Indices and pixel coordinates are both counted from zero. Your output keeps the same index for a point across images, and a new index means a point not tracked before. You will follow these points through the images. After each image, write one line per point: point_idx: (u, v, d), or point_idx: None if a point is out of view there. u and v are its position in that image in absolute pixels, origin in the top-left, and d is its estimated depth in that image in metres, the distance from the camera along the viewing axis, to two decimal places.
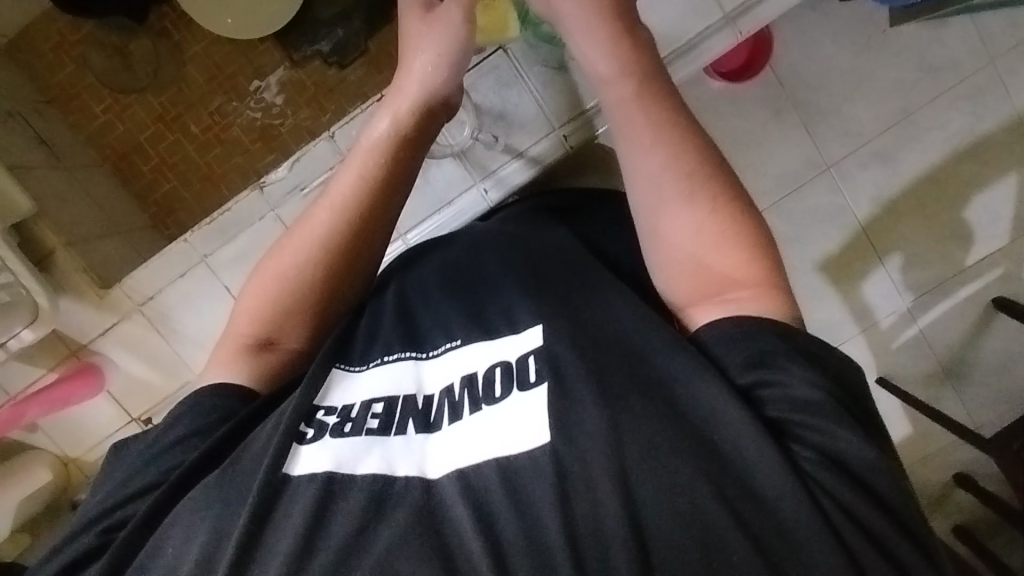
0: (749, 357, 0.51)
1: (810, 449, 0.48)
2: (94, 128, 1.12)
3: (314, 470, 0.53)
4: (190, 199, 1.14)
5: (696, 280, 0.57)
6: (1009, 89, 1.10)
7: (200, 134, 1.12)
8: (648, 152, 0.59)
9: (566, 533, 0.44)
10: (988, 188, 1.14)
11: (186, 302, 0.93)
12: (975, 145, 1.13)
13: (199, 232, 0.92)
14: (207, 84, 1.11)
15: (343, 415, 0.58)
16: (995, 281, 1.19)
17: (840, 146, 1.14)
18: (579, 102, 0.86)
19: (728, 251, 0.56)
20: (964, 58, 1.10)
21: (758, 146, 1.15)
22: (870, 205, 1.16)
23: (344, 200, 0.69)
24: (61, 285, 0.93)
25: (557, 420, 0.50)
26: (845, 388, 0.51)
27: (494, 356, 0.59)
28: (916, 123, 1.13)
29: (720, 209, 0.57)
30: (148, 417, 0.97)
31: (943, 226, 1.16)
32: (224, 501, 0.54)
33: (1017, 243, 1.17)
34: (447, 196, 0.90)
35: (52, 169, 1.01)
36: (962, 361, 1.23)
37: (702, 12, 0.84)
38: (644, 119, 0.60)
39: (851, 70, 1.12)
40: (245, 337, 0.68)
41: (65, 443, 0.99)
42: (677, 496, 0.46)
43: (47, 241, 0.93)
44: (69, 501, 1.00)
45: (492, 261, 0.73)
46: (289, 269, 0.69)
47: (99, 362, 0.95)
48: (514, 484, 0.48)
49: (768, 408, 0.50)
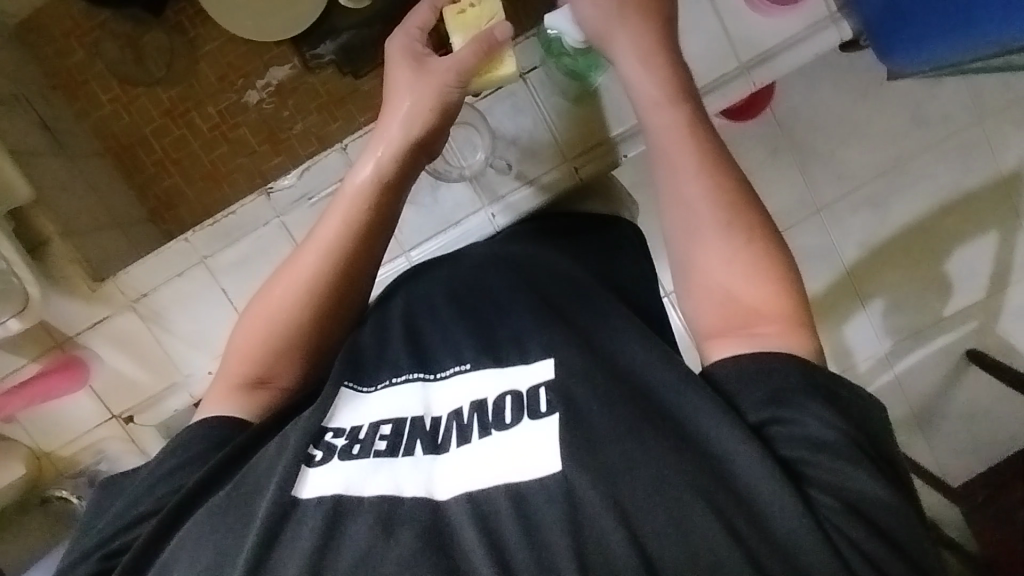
0: (763, 397, 0.51)
1: (825, 493, 0.47)
2: (97, 117, 1.10)
3: (323, 493, 0.52)
4: (191, 197, 1.12)
5: (725, 313, 0.56)
6: (994, 150, 1.15)
7: (207, 132, 1.11)
8: (687, 179, 0.59)
9: (573, 547, 0.45)
10: (968, 243, 1.19)
11: (181, 303, 0.92)
12: (959, 201, 1.17)
13: (201, 232, 0.91)
14: (218, 82, 1.11)
15: (351, 438, 0.58)
16: (970, 334, 1.23)
17: (835, 189, 1.16)
18: (593, 135, 0.88)
19: (752, 286, 0.55)
20: (955, 117, 1.15)
21: (754, 183, 1.16)
22: (857, 249, 1.19)
23: (332, 245, 0.68)
24: (53, 275, 0.91)
25: (571, 448, 0.51)
26: (864, 429, 0.50)
27: (504, 384, 0.60)
28: (907, 174, 1.16)
29: (755, 241, 0.57)
30: (129, 416, 0.95)
31: (925, 275, 1.20)
32: (226, 528, 0.53)
33: (992, 297, 1.21)
34: (455, 218, 0.90)
35: (53, 157, 1.00)
36: (934, 409, 1.25)
37: (719, 59, 0.86)
38: (689, 153, 0.60)
39: (847, 118, 1.15)
40: (236, 375, 0.68)
41: (39, 435, 0.95)
42: (690, 534, 0.46)
43: (43, 229, 0.92)
44: (39, 496, 0.97)
45: (501, 287, 0.74)
46: (275, 311, 0.69)
47: (85, 356, 0.93)
48: (527, 510, 0.48)
49: (783, 447, 0.49)
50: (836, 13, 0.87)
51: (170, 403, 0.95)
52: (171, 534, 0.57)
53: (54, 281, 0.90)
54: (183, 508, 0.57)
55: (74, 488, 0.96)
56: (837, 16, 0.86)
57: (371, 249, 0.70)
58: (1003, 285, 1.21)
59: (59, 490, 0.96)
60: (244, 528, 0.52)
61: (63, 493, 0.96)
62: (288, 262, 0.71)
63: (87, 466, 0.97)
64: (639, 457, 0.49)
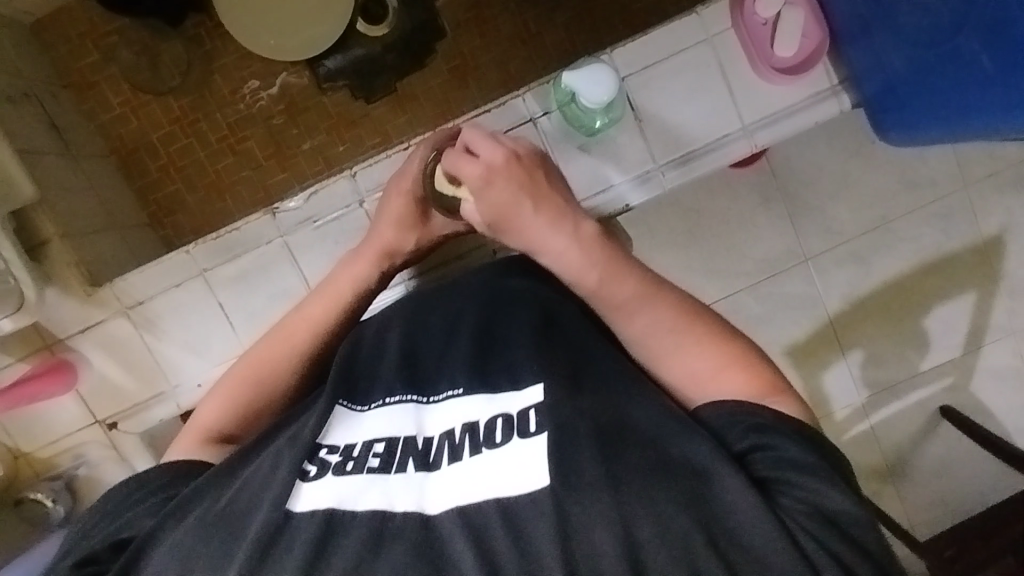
0: (742, 431, 0.57)
1: (797, 503, 0.52)
2: (107, 119, 1.11)
3: (315, 507, 0.55)
4: (192, 205, 1.13)
5: (698, 381, 0.63)
6: (977, 215, 1.20)
7: (215, 143, 1.12)
8: (642, 310, 0.65)
9: (562, 556, 0.48)
10: (948, 302, 1.23)
11: (176, 313, 0.92)
12: (940, 261, 1.21)
13: (203, 245, 0.91)
14: (229, 96, 1.11)
15: (345, 455, 0.60)
16: (944, 390, 1.26)
17: (821, 242, 1.19)
18: (598, 181, 0.90)
19: (734, 373, 0.61)
20: (942, 181, 1.19)
21: (745, 230, 1.18)
22: (841, 300, 1.22)
23: (317, 324, 0.78)
24: (51, 277, 0.91)
25: (558, 463, 0.53)
26: (835, 462, 0.55)
27: (495, 406, 0.61)
28: (893, 233, 1.20)
29: (722, 342, 0.64)
30: (113, 423, 0.95)
31: (904, 330, 1.24)
32: (225, 539, 0.57)
33: (967, 356, 1.25)
34: (455, 250, 0.93)
35: (58, 156, 1.00)
36: (906, 461, 1.28)
37: (724, 119, 0.89)
38: (618, 299, 0.65)
39: (840, 173, 1.18)
40: (215, 419, 0.76)
41: (21, 437, 0.95)
42: (670, 535, 0.49)
43: (43, 230, 0.92)
44: (13, 497, 0.96)
45: (501, 312, 0.75)
46: (262, 373, 0.77)
47: (73, 360, 0.92)
48: (514, 522, 0.51)
49: (761, 469, 0.54)
50: (838, 84, 0.89)
51: (156, 412, 0.95)
52: (157, 538, 0.60)
53: (49, 282, 0.90)
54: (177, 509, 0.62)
55: (50, 491, 0.95)
56: (837, 89, 0.89)
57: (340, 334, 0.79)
58: (978, 344, 1.25)
59: (34, 492, 0.95)
60: (236, 537, 0.56)
61: (37, 496, 0.94)
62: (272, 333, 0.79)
63: (65, 468, 0.97)
64: (626, 476, 0.52)
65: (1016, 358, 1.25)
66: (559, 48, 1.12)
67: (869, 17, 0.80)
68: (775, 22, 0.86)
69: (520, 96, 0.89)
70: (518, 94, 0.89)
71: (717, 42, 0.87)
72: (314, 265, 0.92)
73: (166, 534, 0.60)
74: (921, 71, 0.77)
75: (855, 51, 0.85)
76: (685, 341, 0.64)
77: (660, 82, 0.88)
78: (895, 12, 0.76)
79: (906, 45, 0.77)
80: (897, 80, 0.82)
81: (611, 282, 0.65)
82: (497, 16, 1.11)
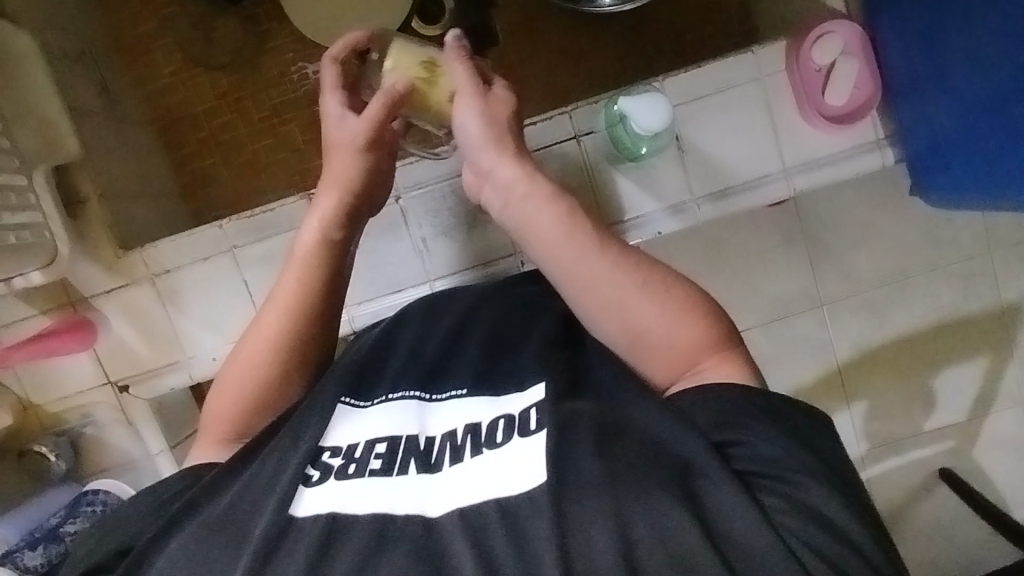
0: (714, 421, 0.53)
1: (777, 499, 0.48)
2: (156, 86, 1.13)
3: (319, 510, 0.52)
4: (226, 179, 1.14)
5: (667, 361, 0.60)
6: (1000, 282, 1.19)
7: (256, 121, 1.13)
8: (591, 260, 0.59)
9: (560, 558, 0.45)
10: (958, 366, 1.22)
11: (200, 286, 0.93)
12: (955, 323, 1.21)
13: (237, 222, 0.92)
14: (277, 77, 1.12)
15: (347, 457, 0.57)
16: (944, 453, 1.25)
17: (839, 288, 1.19)
18: (633, 206, 0.91)
19: (684, 325, 0.59)
20: (968, 244, 1.18)
21: (763, 268, 1.17)
22: (850, 349, 1.21)
23: (293, 301, 0.71)
24: (84, 236, 0.92)
25: (557, 463, 0.51)
26: (808, 443, 0.52)
27: (498, 408, 0.60)
28: (912, 289, 1.19)
29: (674, 293, 0.60)
30: (125, 385, 0.95)
31: (912, 387, 1.23)
32: (225, 544, 0.53)
33: (972, 421, 1.24)
34: (482, 258, 0.93)
35: (104, 118, 1.01)
36: (899, 518, 1.26)
37: (765, 159, 0.89)
38: (574, 246, 0.59)
39: (865, 222, 1.17)
40: (216, 437, 0.69)
41: (33, 389, 0.95)
42: (668, 538, 0.46)
43: (83, 188, 0.93)
44: (17, 448, 0.96)
45: (513, 319, 0.74)
46: (242, 377, 0.70)
47: (94, 319, 0.93)
48: (515, 524, 0.48)
49: (740, 463, 0.50)
50: (884, 139, 0.89)
51: (168, 380, 0.95)
52: (162, 546, 0.56)
53: (81, 240, 0.92)
54: (182, 513, 0.58)
55: (54, 445, 0.96)
56: (883, 144, 0.88)
57: (329, 302, 0.73)
58: (986, 409, 1.24)
59: (38, 445, 0.96)
60: (241, 543, 0.53)
61: (41, 450, 0.95)
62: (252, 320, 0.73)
63: (71, 425, 0.98)
64: (621, 475, 0.49)
65: (1021, 429, 1.24)
66: (606, 69, 1.13)
67: (920, 76, 0.81)
68: (829, 69, 0.87)
69: (568, 112, 0.89)
70: (565, 111, 0.90)
71: (768, 83, 0.88)
72: None
73: (174, 540, 0.56)
74: (969, 133, 0.78)
75: (904, 109, 0.86)
76: (629, 288, 0.59)
77: (707, 115, 0.89)
78: (947, 74, 0.78)
79: (956, 107, 0.78)
80: (942, 139, 0.82)
81: (577, 234, 0.59)
82: (549, 29, 1.12)
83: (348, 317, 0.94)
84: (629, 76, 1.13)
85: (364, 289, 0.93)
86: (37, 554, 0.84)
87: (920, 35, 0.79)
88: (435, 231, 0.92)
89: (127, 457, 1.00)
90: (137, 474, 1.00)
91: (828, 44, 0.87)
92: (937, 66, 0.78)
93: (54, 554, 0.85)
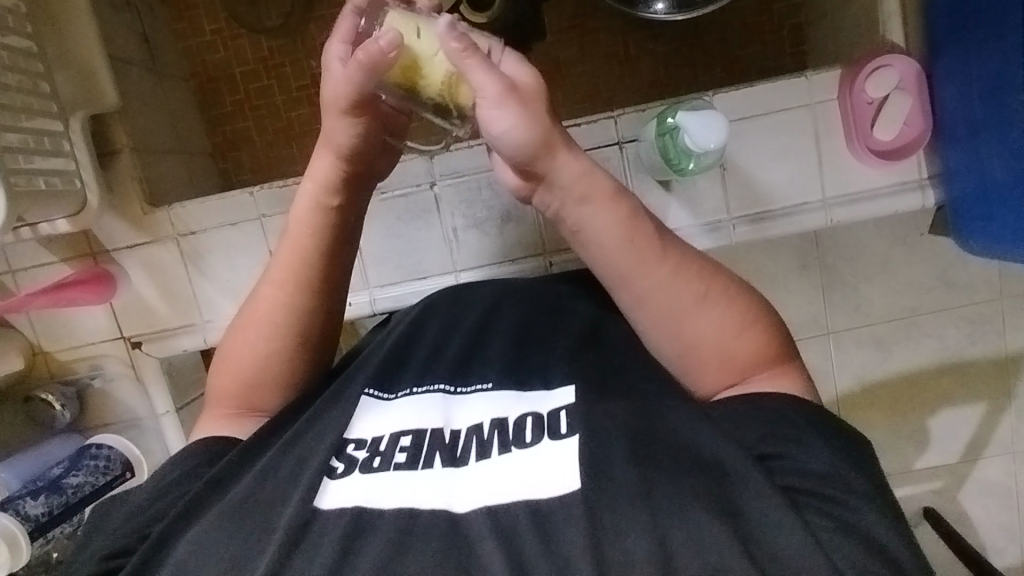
0: (757, 435, 0.52)
1: (823, 517, 0.47)
2: (195, 43, 1.11)
3: (344, 503, 0.50)
4: (258, 144, 1.13)
5: (721, 370, 0.58)
6: (1007, 328, 1.06)
7: (295, 89, 1.12)
8: (649, 268, 0.56)
9: (593, 566, 0.43)
10: (955, 407, 1.10)
11: (224, 251, 0.92)
12: (962, 364, 1.08)
13: (267, 191, 0.90)
14: (320, 47, 1.11)
15: (372, 450, 0.55)
16: (930, 493, 1.13)
17: (847, 321, 1.06)
18: (667, 219, 0.90)
19: (745, 337, 0.58)
20: (981, 287, 1.05)
21: (774, 289, 1.05)
22: (851, 381, 1.09)
23: (293, 274, 0.65)
24: (113, 188, 0.91)
25: (591, 468, 0.49)
26: (854, 458, 0.51)
27: (524, 405, 0.57)
28: (919, 327, 1.07)
29: (732, 304, 0.58)
30: (138, 342, 0.95)
31: (906, 425, 1.10)
32: (245, 533, 0.51)
33: (964, 465, 1.12)
34: (509, 255, 0.93)
35: (146, 72, 1.00)
36: None
37: (805, 188, 0.89)
38: (634, 250, 0.55)
39: (882, 255, 1.04)
40: (222, 413, 0.66)
41: (44, 334, 0.95)
42: (707, 551, 0.44)
43: (116, 139, 0.92)
44: (24, 393, 0.96)
45: (535, 312, 0.72)
46: (246, 353, 0.66)
47: (115, 272, 0.92)
48: (546, 528, 0.46)
49: (780, 477, 0.49)
50: (925, 179, 0.90)
51: (182, 342, 0.94)
52: (180, 530, 0.54)
53: (110, 191, 0.91)
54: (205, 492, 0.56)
55: (60, 396, 0.95)
56: (925, 183, 0.89)
57: (331, 275, 0.66)
58: (976, 456, 1.11)
59: (45, 393, 0.94)
60: (269, 530, 0.50)
61: (47, 398, 0.94)
62: (250, 298, 0.67)
63: (80, 376, 0.97)
64: (656, 481, 0.48)
65: (1010, 478, 1.12)
66: (653, 76, 1.11)
67: (980, 123, 0.78)
68: (880, 104, 0.86)
69: (614, 117, 0.88)
70: (611, 115, 0.89)
71: (819, 110, 0.88)
72: (371, 235, 0.92)
73: (193, 526, 0.53)
74: (1017, 187, 0.74)
75: (956, 151, 0.83)
76: (692, 296, 0.57)
77: (753, 136, 0.88)
78: (1005, 122, 0.73)
79: (1009, 157, 0.74)
80: (992, 187, 0.79)
81: (631, 223, 0.55)
82: (600, 30, 1.10)
83: (370, 298, 0.93)
84: (675, 86, 1.11)
85: (389, 272, 0.93)
86: (39, 503, 0.82)
87: (985, 76, 0.75)
88: (467, 222, 0.92)
89: (133, 414, 0.98)
90: (140, 433, 0.99)
91: (884, 78, 0.84)
92: (996, 114, 0.74)
93: (56, 504, 0.83)
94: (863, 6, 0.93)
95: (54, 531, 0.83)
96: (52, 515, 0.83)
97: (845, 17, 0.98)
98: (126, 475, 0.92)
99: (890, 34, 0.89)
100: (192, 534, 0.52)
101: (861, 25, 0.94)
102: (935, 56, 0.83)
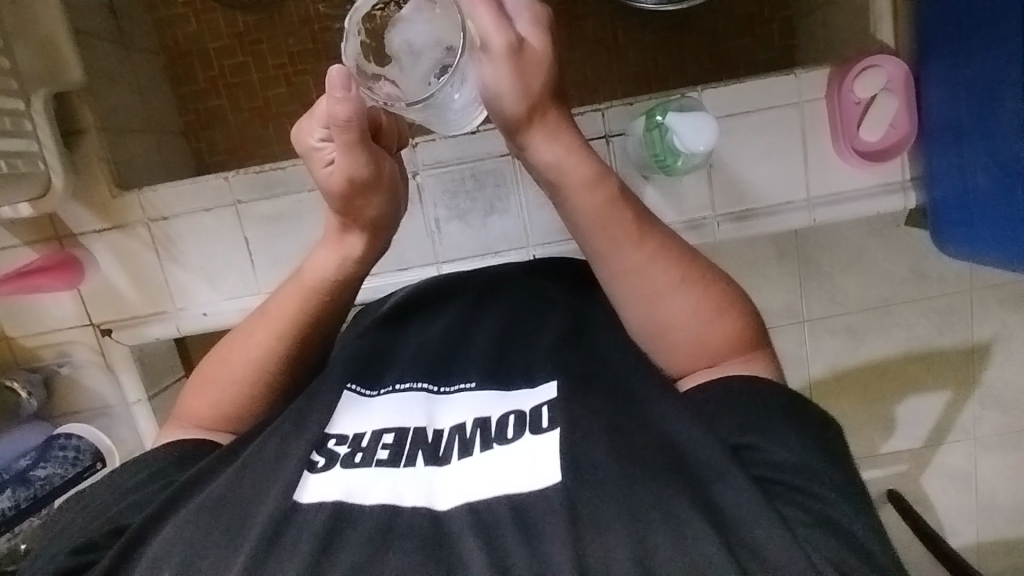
0: (731, 427, 0.52)
1: (796, 509, 0.47)
2: (167, 15, 1.06)
3: (324, 498, 0.48)
4: (232, 125, 1.08)
5: (691, 355, 0.59)
6: (975, 320, 1.09)
7: (272, 68, 1.07)
8: (627, 249, 0.56)
9: (574, 558, 0.43)
10: (921, 395, 1.12)
11: (196, 238, 0.89)
12: (930, 355, 1.10)
13: (243, 176, 0.87)
14: (299, 26, 1.06)
15: (354, 446, 0.53)
16: (894, 476, 1.16)
17: (824, 309, 1.07)
18: (648, 212, 0.89)
19: (723, 323, 0.59)
20: (953, 280, 1.07)
21: (751, 282, 1.05)
22: (823, 368, 1.10)
23: (292, 329, 0.63)
24: (79, 168, 0.87)
25: (572, 461, 0.48)
26: (837, 456, 0.51)
27: (508, 404, 0.56)
28: (891, 317, 1.08)
29: (709, 286, 0.59)
30: (107, 329, 0.92)
31: (875, 411, 1.13)
32: (215, 532, 0.49)
33: (927, 450, 1.15)
34: (492, 247, 0.91)
35: (113, 46, 0.96)
36: None
37: (789, 190, 0.89)
38: (610, 232, 0.55)
39: (858, 247, 1.05)
40: (194, 424, 0.65)
41: (7, 320, 0.92)
42: (684, 548, 0.43)
43: (81, 118, 0.88)
44: None
45: (511, 303, 0.70)
46: (227, 384, 0.64)
47: (82, 258, 0.89)
48: (528, 524, 0.45)
49: (754, 468, 0.49)
50: (908, 180, 0.90)
51: (153, 330, 0.92)
52: (150, 535, 0.51)
53: (77, 174, 0.87)
54: (187, 487, 0.54)
55: (25, 382, 0.92)
56: (907, 185, 0.90)
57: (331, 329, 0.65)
58: (940, 442, 1.14)
59: (10, 380, 0.91)
60: (244, 526, 0.48)
61: (13, 385, 0.91)
62: (237, 333, 0.65)
63: (47, 363, 0.94)
64: (641, 476, 0.47)
65: (970, 462, 1.15)
66: (641, 64, 1.09)
67: (965, 128, 0.78)
68: (868, 104, 0.86)
69: (601, 110, 0.87)
70: (598, 108, 0.87)
71: (806, 109, 0.87)
72: None
73: (150, 544, 0.51)
74: (1003, 200, 0.75)
75: (939, 157, 0.84)
76: (670, 280, 0.57)
77: (741, 133, 0.88)
78: (993, 132, 0.73)
79: (995, 168, 0.74)
80: (973, 197, 0.79)
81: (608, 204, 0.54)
82: (589, 15, 1.07)
83: None
84: (662, 77, 1.10)
85: None
86: (5, 497, 0.80)
87: (974, 86, 0.75)
88: (449, 214, 0.90)
89: (103, 402, 0.96)
90: (111, 420, 0.96)
91: (872, 77, 0.84)
92: (984, 122, 0.74)
93: (23, 498, 0.82)
94: (856, 5, 0.92)
95: (21, 525, 0.82)
96: (18, 510, 0.81)
97: (835, 15, 0.97)
98: (96, 466, 0.90)
99: (881, 34, 0.88)
100: (159, 541, 0.50)
101: (852, 23, 0.94)
102: (924, 59, 0.83)
